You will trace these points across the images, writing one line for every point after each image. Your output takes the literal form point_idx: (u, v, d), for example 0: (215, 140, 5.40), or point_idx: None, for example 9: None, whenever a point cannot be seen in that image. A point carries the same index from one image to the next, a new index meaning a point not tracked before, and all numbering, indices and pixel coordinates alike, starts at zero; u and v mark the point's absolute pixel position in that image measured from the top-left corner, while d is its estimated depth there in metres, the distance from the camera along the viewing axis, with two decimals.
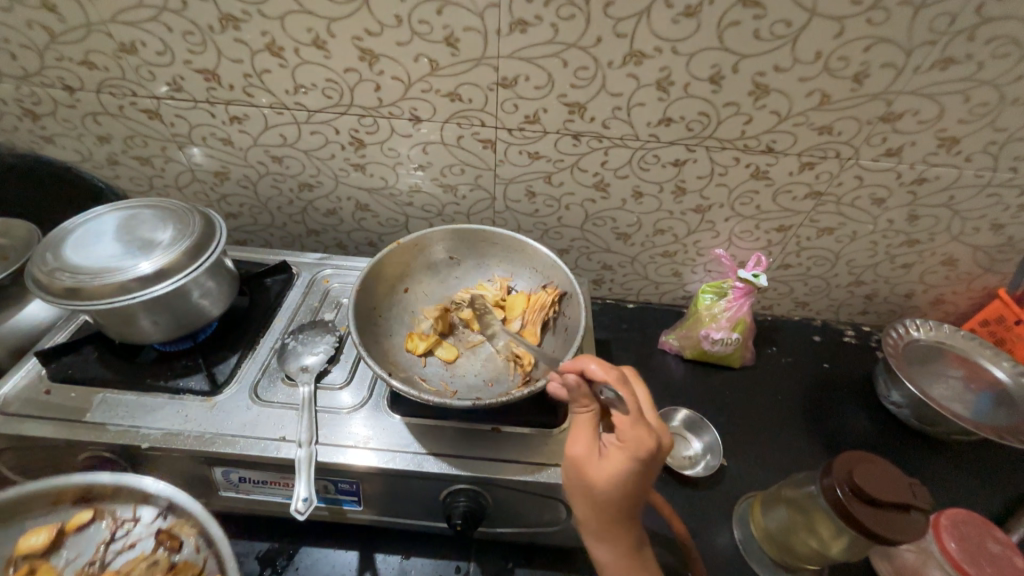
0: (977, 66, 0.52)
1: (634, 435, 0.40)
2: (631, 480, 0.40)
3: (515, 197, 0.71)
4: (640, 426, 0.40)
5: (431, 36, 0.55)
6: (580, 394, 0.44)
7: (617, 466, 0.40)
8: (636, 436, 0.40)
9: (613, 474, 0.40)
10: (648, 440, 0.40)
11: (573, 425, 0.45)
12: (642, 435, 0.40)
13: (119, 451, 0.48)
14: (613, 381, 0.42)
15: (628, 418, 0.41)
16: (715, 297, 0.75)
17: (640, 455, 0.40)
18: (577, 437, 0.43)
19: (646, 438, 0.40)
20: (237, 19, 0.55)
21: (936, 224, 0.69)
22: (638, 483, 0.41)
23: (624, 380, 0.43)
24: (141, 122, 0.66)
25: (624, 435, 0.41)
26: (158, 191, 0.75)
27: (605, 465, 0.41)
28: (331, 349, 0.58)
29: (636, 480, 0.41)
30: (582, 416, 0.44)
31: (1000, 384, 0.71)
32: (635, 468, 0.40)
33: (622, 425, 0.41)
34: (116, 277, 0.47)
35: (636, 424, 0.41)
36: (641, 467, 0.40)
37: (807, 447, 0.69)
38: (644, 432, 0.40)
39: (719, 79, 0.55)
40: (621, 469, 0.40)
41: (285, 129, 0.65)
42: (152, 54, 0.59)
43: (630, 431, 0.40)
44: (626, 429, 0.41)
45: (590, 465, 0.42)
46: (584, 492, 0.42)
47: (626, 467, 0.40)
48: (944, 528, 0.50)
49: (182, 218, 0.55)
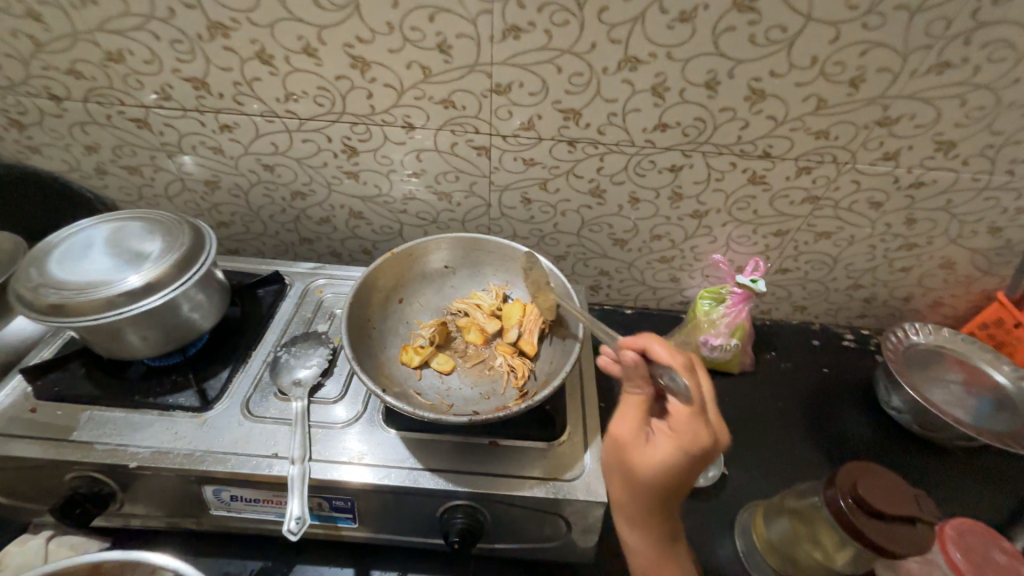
0: (973, 71, 0.52)
1: (690, 428, 0.39)
2: (680, 472, 0.39)
3: (510, 204, 0.71)
4: (698, 420, 0.39)
5: (423, 43, 0.54)
6: (639, 376, 0.42)
7: (666, 456, 0.39)
8: (693, 430, 0.38)
9: (661, 463, 0.39)
10: (704, 436, 0.38)
11: (622, 406, 0.43)
12: (698, 429, 0.38)
13: (106, 470, 0.47)
14: (682, 371, 0.40)
15: (687, 410, 0.39)
16: (713, 302, 0.74)
17: (694, 449, 0.38)
18: (626, 418, 0.42)
19: (702, 434, 0.38)
20: (226, 27, 0.54)
21: (933, 227, 0.69)
22: (686, 477, 0.39)
23: (690, 369, 0.41)
24: (130, 131, 0.65)
25: (678, 428, 0.39)
26: (147, 201, 0.74)
27: (653, 453, 0.39)
28: (324, 362, 0.57)
29: (683, 473, 0.39)
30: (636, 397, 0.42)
31: (1000, 388, 0.71)
32: (685, 462, 0.38)
33: (678, 416, 0.39)
34: (104, 291, 0.46)
35: (693, 417, 0.39)
36: (693, 462, 0.39)
37: (808, 454, 0.68)
38: (700, 427, 0.39)
39: (715, 84, 0.55)
40: (671, 459, 0.38)
41: (277, 138, 0.64)
42: (139, 63, 0.58)
43: (686, 424, 0.39)
44: (681, 420, 0.39)
45: (636, 450, 0.40)
46: (626, 474, 0.41)
47: (677, 459, 0.38)
48: (949, 538, 0.49)
49: (171, 229, 0.54)
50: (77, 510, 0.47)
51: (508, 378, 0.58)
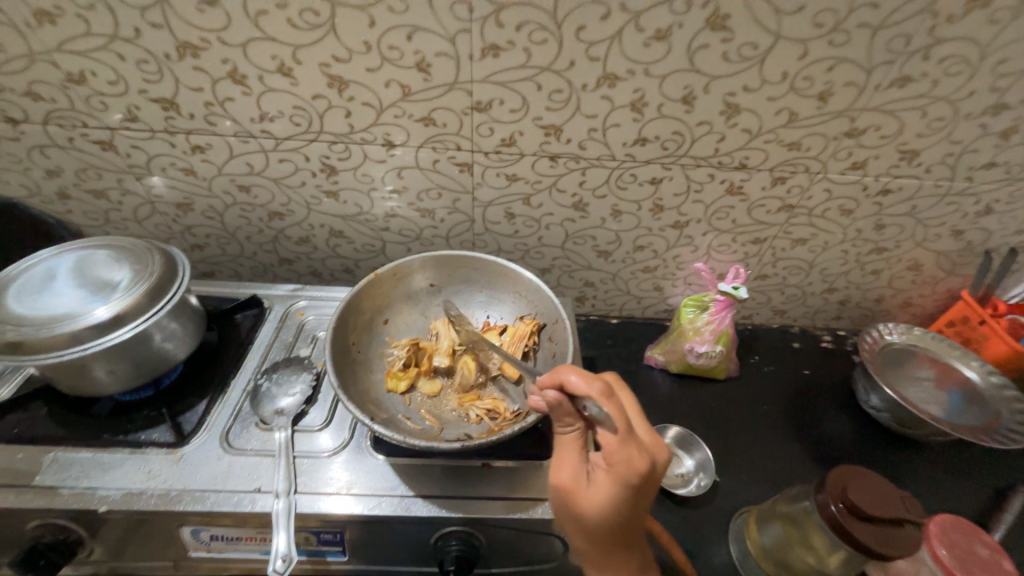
0: (932, 84, 0.54)
1: (625, 455, 0.38)
2: (625, 504, 0.39)
3: (494, 219, 0.70)
4: (630, 446, 0.38)
5: (402, 62, 0.53)
6: (564, 414, 0.41)
7: (607, 491, 0.38)
8: (627, 457, 0.38)
9: (604, 501, 0.39)
10: (639, 460, 0.37)
11: (559, 449, 0.42)
12: (632, 454, 0.37)
13: (73, 517, 0.44)
14: (592, 399, 0.38)
15: (616, 438, 0.38)
16: (696, 311, 0.75)
17: (631, 479, 0.38)
18: (564, 462, 0.41)
19: (637, 461, 0.37)
20: (196, 47, 0.52)
21: (901, 231, 0.72)
22: (633, 508, 0.39)
23: (608, 394, 0.39)
24: (94, 154, 0.62)
25: (613, 457, 0.38)
26: (115, 224, 0.71)
27: (595, 491, 0.39)
28: (308, 390, 0.55)
29: (629, 503, 0.39)
30: (566, 439, 0.42)
31: (971, 383, 0.73)
32: (627, 491, 0.38)
33: (609, 445, 0.38)
34: (67, 326, 0.44)
35: (625, 444, 0.38)
36: (635, 490, 0.38)
37: (794, 457, 0.69)
38: (633, 452, 0.38)
39: (691, 99, 0.56)
40: (612, 493, 0.38)
41: (252, 158, 0.62)
42: (103, 84, 0.55)
43: (618, 452, 0.38)
44: (615, 451, 0.38)
45: (579, 492, 0.40)
46: (576, 520, 0.40)
47: (617, 492, 0.38)
48: (934, 536, 0.51)
49: (139, 257, 0.51)
50: (41, 562, 0.43)
51: (490, 421, 0.55)
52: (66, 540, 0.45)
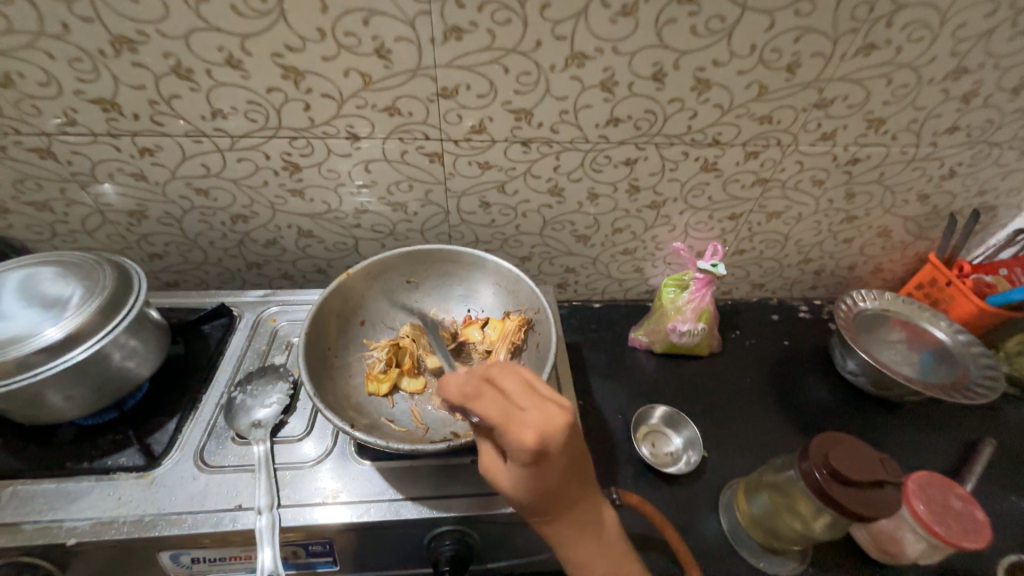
0: (896, 51, 0.55)
1: (510, 441, 0.37)
2: (537, 477, 0.38)
3: (469, 209, 0.69)
4: (512, 431, 0.37)
5: (359, 49, 0.50)
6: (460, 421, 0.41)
7: (515, 472, 0.38)
8: (513, 442, 0.36)
9: (515, 480, 0.39)
10: (525, 440, 0.36)
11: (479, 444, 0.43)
12: (515, 441, 0.36)
13: (40, 554, 0.41)
14: (461, 400, 0.38)
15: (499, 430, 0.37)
16: (677, 290, 0.75)
17: (526, 459, 0.37)
18: (481, 453, 0.42)
19: (523, 443, 0.36)
20: (132, 41, 0.48)
21: (870, 199, 0.73)
22: (549, 476, 0.38)
23: (482, 388, 0.39)
24: (32, 163, 0.57)
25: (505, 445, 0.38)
26: (64, 237, 0.66)
27: (506, 474, 0.40)
28: (285, 399, 0.53)
29: (542, 475, 0.38)
30: (477, 429, 0.43)
31: (940, 343, 0.76)
32: (529, 469, 0.38)
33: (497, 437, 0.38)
34: (14, 349, 0.41)
35: (507, 432, 0.37)
36: (536, 465, 0.37)
37: (778, 427, 0.71)
38: (517, 439, 0.36)
39: (662, 76, 0.55)
40: (518, 473, 0.38)
41: (208, 159, 0.59)
42: (33, 86, 0.51)
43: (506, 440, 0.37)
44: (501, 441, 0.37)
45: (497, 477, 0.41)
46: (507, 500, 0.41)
47: (523, 471, 0.38)
48: (913, 492, 0.53)
49: (90, 270, 0.48)
50: None
51: None
52: None
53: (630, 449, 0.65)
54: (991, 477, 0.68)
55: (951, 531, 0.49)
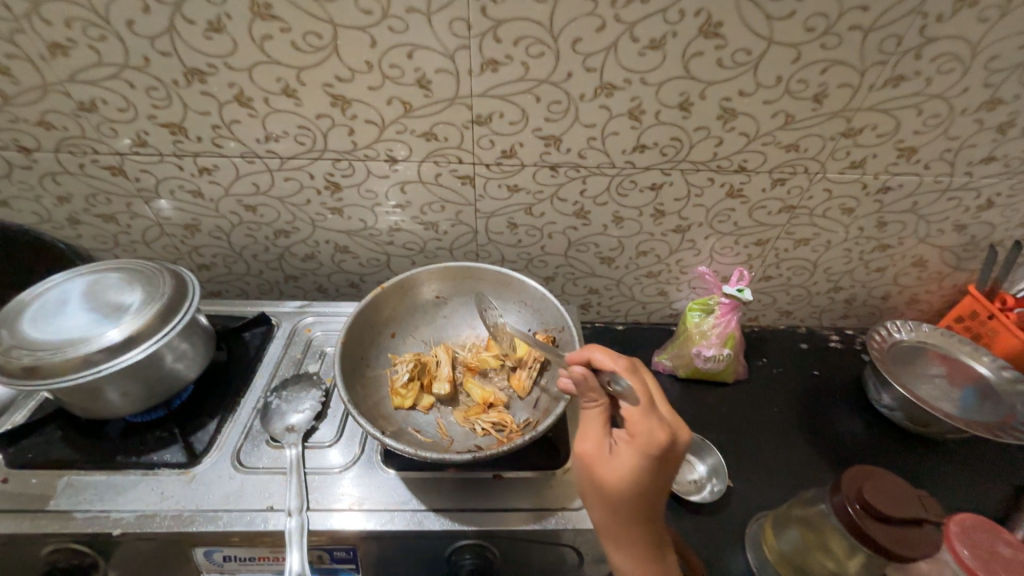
0: (926, 82, 0.55)
1: (647, 426, 0.40)
2: (646, 479, 0.40)
3: (497, 230, 0.71)
4: (653, 418, 0.40)
5: (403, 79, 0.54)
6: (589, 389, 0.44)
7: (628, 463, 0.40)
8: (648, 429, 0.40)
9: (622, 471, 0.40)
10: (659, 432, 0.40)
11: (584, 422, 0.45)
12: (654, 427, 0.40)
13: (88, 541, 0.44)
14: (619, 372, 0.43)
15: (639, 412, 0.41)
16: (702, 314, 0.75)
17: (651, 451, 0.39)
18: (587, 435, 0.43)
19: (657, 432, 0.39)
20: (203, 72, 0.53)
21: (903, 228, 0.72)
22: (655, 483, 0.40)
23: (632, 369, 0.44)
24: (104, 179, 0.63)
25: (633, 428, 0.41)
26: (124, 247, 0.72)
27: (616, 463, 0.41)
28: (317, 405, 0.55)
29: (652, 478, 0.40)
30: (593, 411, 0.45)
31: (983, 378, 0.72)
32: (647, 465, 0.40)
33: (632, 419, 0.41)
34: (81, 349, 0.44)
35: (646, 417, 0.40)
36: (653, 462, 0.39)
37: (808, 459, 0.68)
38: (655, 425, 0.40)
39: (688, 105, 0.57)
40: (633, 465, 0.40)
41: (258, 178, 0.64)
42: (113, 111, 0.56)
43: (640, 424, 0.40)
44: (637, 422, 0.40)
45: (600, 461, 0.42)
46: (597, 492, 0.42)
47: (637, 466, 0.40)
48: (955, 534, 0.50)
49: (151, 278, 0.52)
50: None
51: (499, 436, 0.54)
52: (80, 563, 0.45)
53: None
54: None
55: None
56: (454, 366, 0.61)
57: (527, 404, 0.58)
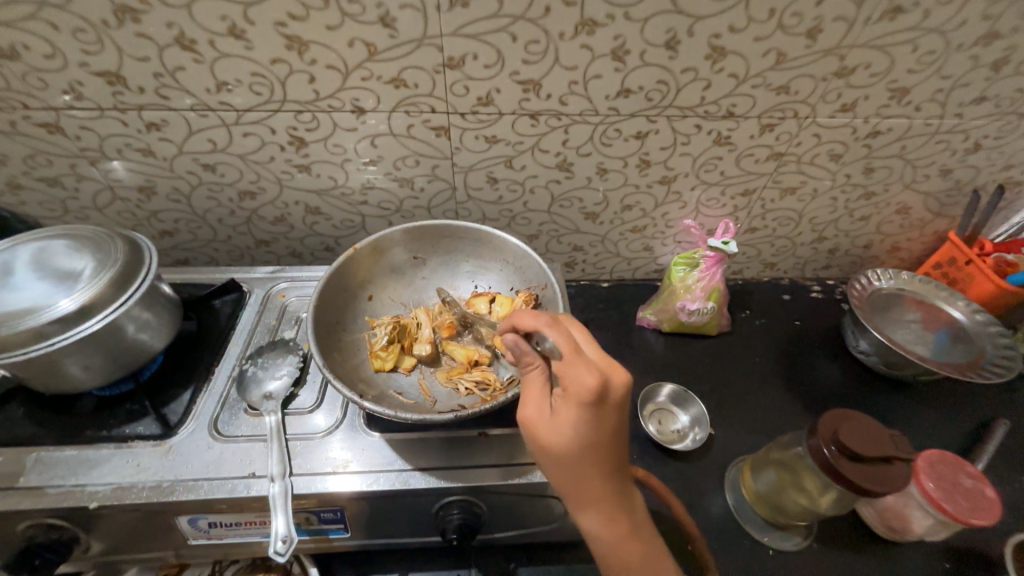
0: (924, 14, 0.52)
1: (574, 373, 0.39)
2: (589, 430, 0.39)
3: (476, 185, 0.68)
4: (579, 365, 0.39)
5: (363, 17, 0.49)
6: (522, 353, 0.43)
7: (567, 418, 0.39)
8: (577, 378, 0.38)
9: (562, 429, 0.39)
10: (588, 378, 0.38)
11: (526, 389, 0.43)
12: (582, 373, 0.38)
13: (63, 516, 0.43)
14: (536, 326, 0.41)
15: (565, 362, 0.39)
16: (687, 268, 0.74)
17: (585, 401, 0.38)
18: (529, 402, 0.42)
19: (585, 378, 0.38)
20: (135, 10, 0.47)
21: (889, 174, 0.71)
22: (600, 434, 0.39)
23: (554, 320, 0.42)
24: (41, 138, 0.58)
25: (566, 381, 0.39)
26: (75, 214, 0.67)
27: (557, 423, 0.40)
28: (295, 371, 0.54)
29: (593, 428, 0.39)
30: (530, 374, 0.44)
31: (956, 322, 0.74)
32: (585, 416, 0.39)
33: (562, 371, 0.39)
34: (30, 320, 0.41)
35: (574, 366, 0.39)
36: (586, 410, 0.39)
37: (787, 406, 0.70)
38: (583, 372, 0.38)
39: (675, 44, 0.53)
40: (573, 420, 0.39)
41: (214, 133, 0.59)
42: (38, 58, 0.50)
43: (570, 375, 0.39)
44: (566, 373, 0.39)
45: (544, 425, 0.41)
46: (547, 458, 0.41)
47: (576, 418, 0.39)
48: (921, 469, 0.52)
49: (102, 244, 0.49)
50: (37, 561, 0.43)
51: (483, 394, 0.54)
52: (59, 538, 0.44)
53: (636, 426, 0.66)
54: (1004, 457, 0.68)
55: (959, 509, 0.49)
56: (435, 328, 0.59)
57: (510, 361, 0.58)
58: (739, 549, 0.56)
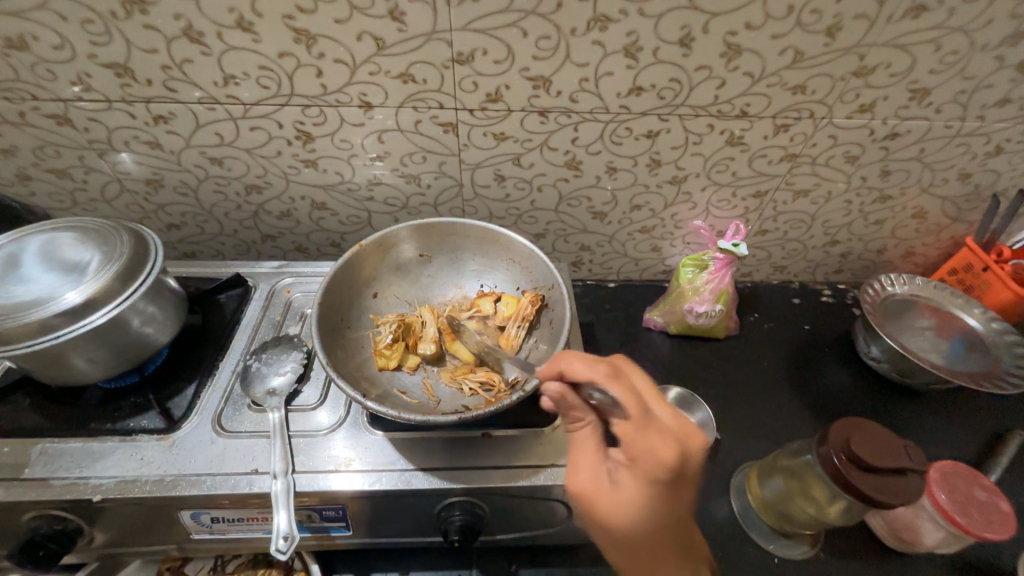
0: (948, 12, 0.50)
1: (648, 444, 0.38)
2: (657, 501, 0.39)
3: (483, 183, 0.67)
4: (647, 433, 0.38)
5: (372, 10, 0.48)
6: (573, 410, 0.43)
7: (632, 489, 0.39)
8: (646, 447, 0.38)
9: (631, 500, 0.39)
10: (661, 448, 0.37)
11: (578, 449, 0.43)
12: (654, 443, 0.38)
13: (68, 508, 0.43)
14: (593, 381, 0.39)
15: (631, 428, 0.38)
16: (696, 270, 0.73)
17: (655, 472, 0.38)
18: (582, 466, 0.42)
19: (659, 450, 0.37)
20: (143, 1, 0.47)
21: (906, 178, 0.69)
22: (667, 502, 0.39)
23: (615, 375, 0.39)
24: (50, 130, 0.58)
25: (631, 449, 0.39)
26: (83, 206, 0.67)
27: (620, 493, 0.40)
28: (299, 368, 0.53)
29: (660, 500, 0.39)
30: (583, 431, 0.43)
31: (971, 330, 0.73)
32: (654, 488, 0.38)
33: (628, 437, 0.39)
34: (36, 312, 0.41)
35: (642, 434, 0.38)
36: (662, 482, 0.38)
37: (794, 411, 0.69)
38: (656, 442, 0.38)
39: (689, 41, 0.52)
40: (639, 491, 0.39)
41: (221, 127, 0.58)
42: (47, 49, 0.50)
43: (636, 443, 0.38)
44: (633, 441, 0.38)
45: (603, 493, 0.41)
46: (604, 526, 0.41)
47: (643, 489, 0.39)
48: (934, 480, 0.51)
49: (108, 237, 0.48)
50: (41, 552, 0.42)
51: (487, 395, 0.53)
52: (64, 529, 0.44)
53: None
54: (1016, 468, 0.66)
55: (972, 522, 0.48)
56: (439, 326, 0.59)
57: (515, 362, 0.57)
58: (743, 556, 0.56)
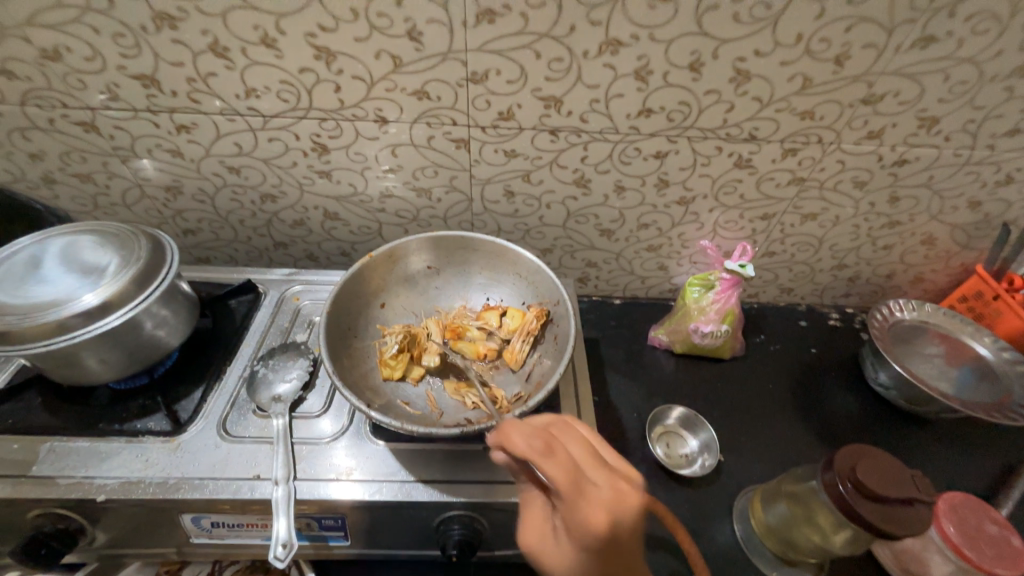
0: (957, 44, 0.51)
1: (580, 519, 0.35)
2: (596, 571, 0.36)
3: (492, 198, 0.68)
4: (580, 505, 0.35)
5: (391, 30, 0.50)
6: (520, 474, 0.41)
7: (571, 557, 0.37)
8: (579, 521, 0.35)
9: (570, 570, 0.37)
10: (593, 521, 0.35)
11: (528, 510, 0.42)
12: (585, 518, 0.35)
13: (72, 506, 0.44)
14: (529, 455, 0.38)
15: (565, 500, 0.36)
16: (702, 289, 0.74)
17: (590, 545, 0.35)
18: (530, 526, 0.41)
19: (588, 524, 0.35)
20: (173, 17, 0.49)
21: (915, 204, 0.69)
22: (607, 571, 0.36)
23: (548, 450, 0.38)
24: (77, 136, 0.60)
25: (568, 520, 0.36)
26: (104, 209, 0.69)
27: (562, 559, 0.38)
28: (305, 375, 0.54)
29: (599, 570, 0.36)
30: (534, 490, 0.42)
31: (982, 359, 0.72)
32: (591, 559, 0.36)
33: (562, 508, 0.36)
34: (54, 313, 0.42)
35: (574, 507, 0.36)
36: (596, 559, 0.36)
37: (800, 436, 0.68)
38: (586, 516, 0.35)
39: (699, 66, 0.53)
40: (578, 561, 0.37)
41: (240, 137, 0.60)
42: (79, 60, 0.52)
43: (570, 515, 0.36)
44: (567, 513, 0.36)
45: (549, 556, 0.39)
46: None
47: (580, 559, 0.36)
48: (942, 512, 0.51)
49: (126, 241, 0.50)
50: (43, 551, 0.43)
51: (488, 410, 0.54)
52: (66, 528, 0.45)
53: (643, 448, 0.64)
54: None
55: (982, 557, 0.47)
56: (445, 339, 0.60)
57: (518, 377, 0.57)
58: None
